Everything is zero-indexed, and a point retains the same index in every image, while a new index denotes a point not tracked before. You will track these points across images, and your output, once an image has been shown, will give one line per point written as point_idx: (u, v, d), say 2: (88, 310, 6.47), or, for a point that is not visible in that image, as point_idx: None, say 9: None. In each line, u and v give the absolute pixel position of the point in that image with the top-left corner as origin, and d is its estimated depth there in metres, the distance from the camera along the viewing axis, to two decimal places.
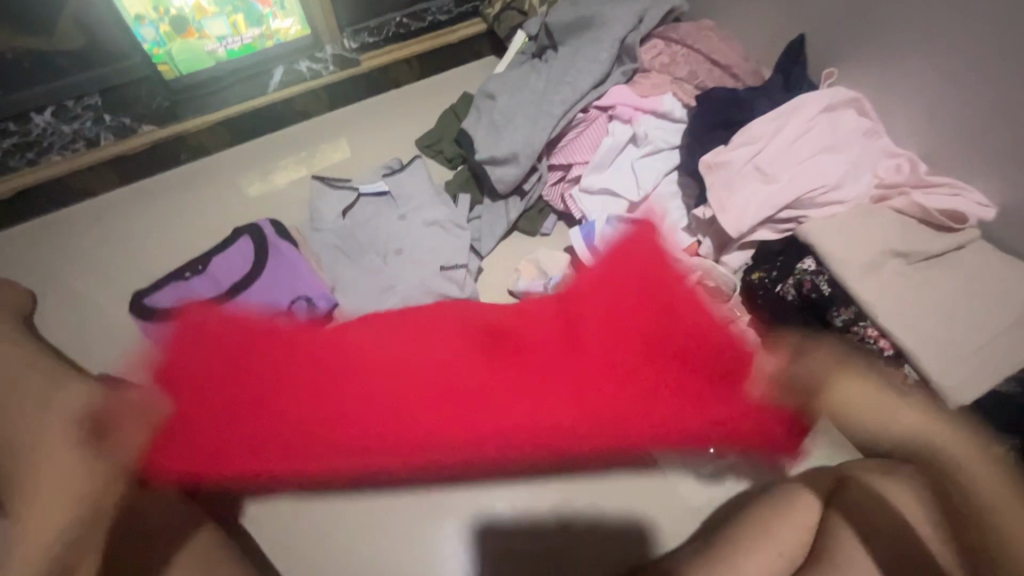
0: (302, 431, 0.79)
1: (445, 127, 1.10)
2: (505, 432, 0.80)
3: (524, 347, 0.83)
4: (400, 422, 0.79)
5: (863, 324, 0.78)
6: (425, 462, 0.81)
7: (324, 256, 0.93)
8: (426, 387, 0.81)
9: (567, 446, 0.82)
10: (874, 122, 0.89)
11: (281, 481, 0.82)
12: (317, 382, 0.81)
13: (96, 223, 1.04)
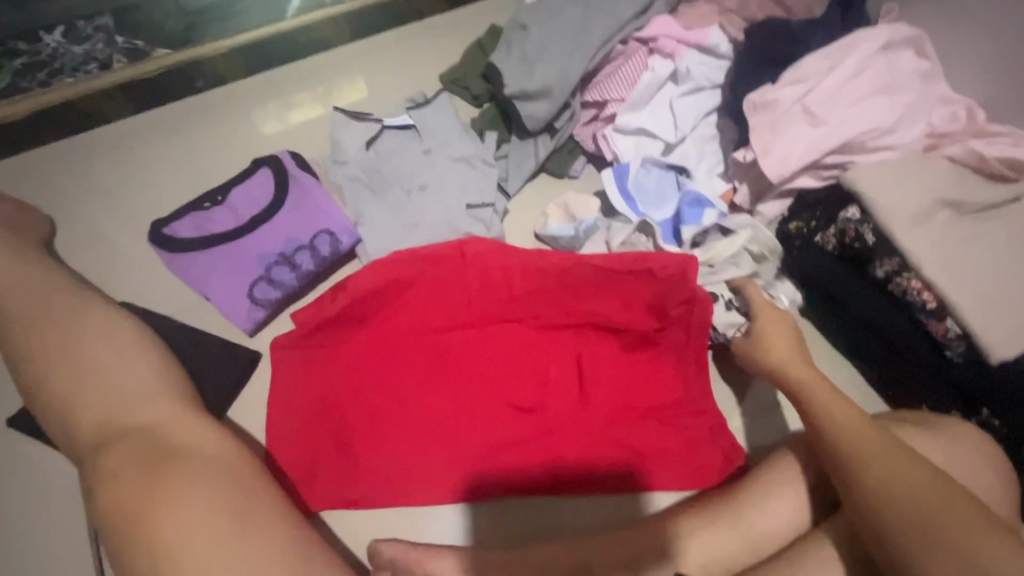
0: (327, 384, 0.78)
1: (472, 61, 1.05)
2: (540, 408, 0.78)
3: (545, 308, 0.82)
4: (425, 374, 0.79)
5: (907, 276, 0.75)
6: (440, 421, 0.78)
7: (346, 189, 0.89)
8: (450, 342, 0.81)
9: (604, 428, 0.77)
10: (933, 64, 0.83)
11: (285, 440, 0.76)
12: (352, 351, 0.80)
13: (108, 151, 1.00)
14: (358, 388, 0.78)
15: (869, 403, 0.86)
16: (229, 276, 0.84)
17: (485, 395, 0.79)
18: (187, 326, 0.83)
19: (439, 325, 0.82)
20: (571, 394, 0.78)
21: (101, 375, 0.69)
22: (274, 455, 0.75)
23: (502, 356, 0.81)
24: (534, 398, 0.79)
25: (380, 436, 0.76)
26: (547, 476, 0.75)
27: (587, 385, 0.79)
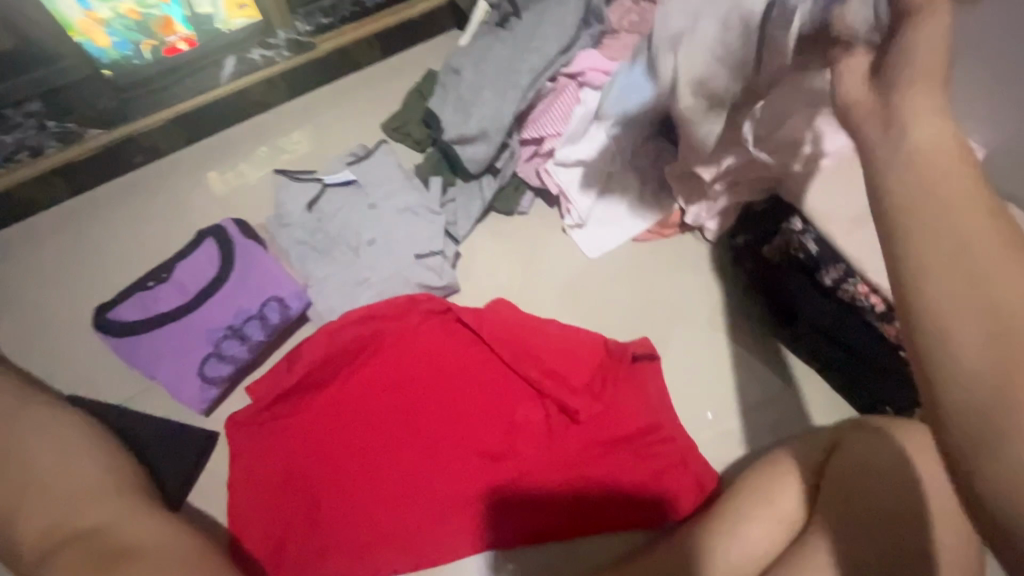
0: (283, 459, 0.76)
1: (411, 107, 1.05)
2: (508, 452, 0.77)
3: (496, 351, 0.82)
4: (383, 433, 0.78)
5: (853, 281, 0.74)
6: (404, 480, 0.75)
7: (292, 252, 0.88)
8: (405, 393, 0.80)
9: (576, 464, 0.76)
10: None
11: (253, 517, 0.73)
12: (311, 421, 0.78)
13: (47, 237, 0.98)
14: (320, 456, 0.77)
15: (833, 404, 0.87)
16: (177, 356, 0.82)
17: (452, 445, 0.77)
18: (140, 412, 0.82)
19: (398, 382, 0.81)
20: (534, 436, 0.78)
21: (53, 479, 0.67)
22: (240, 539, 0.73)
23: (465, 404, 0.80)
24: (502, 443, 0.77)
25: (347, 504, 0.74)
26: (524, 522, 0.73)
27: (554, 422, 0.78)
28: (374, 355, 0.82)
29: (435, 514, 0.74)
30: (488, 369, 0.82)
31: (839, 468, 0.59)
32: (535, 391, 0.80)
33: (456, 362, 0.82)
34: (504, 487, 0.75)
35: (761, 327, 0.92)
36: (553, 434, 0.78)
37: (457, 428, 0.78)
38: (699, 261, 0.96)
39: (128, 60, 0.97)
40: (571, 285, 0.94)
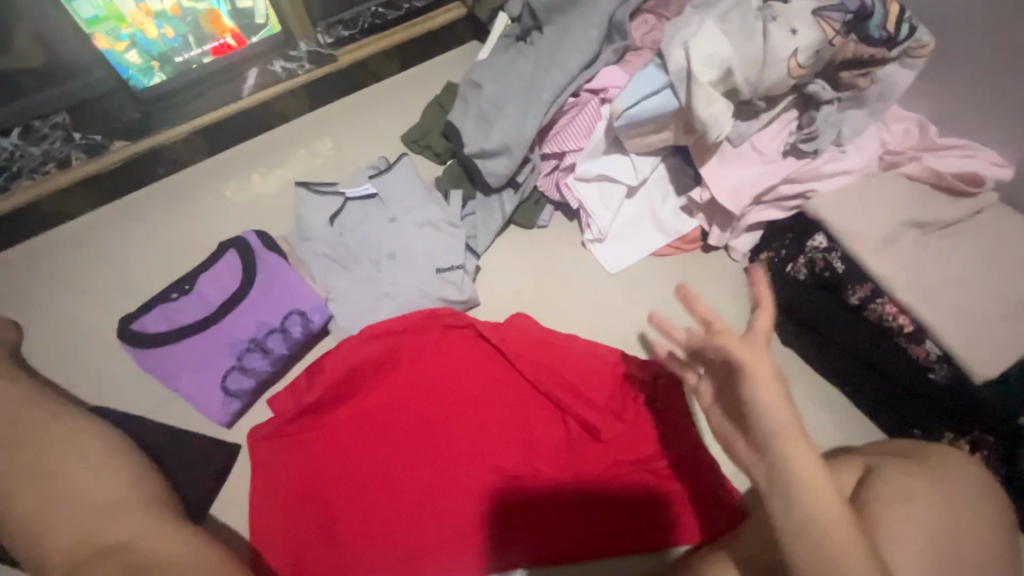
0: (304, 475, 0.76)
1: (431, 120, 1.05)
2: (529, 470, 0.76)
3: (517, 367, 0.82)
4: (403, 449, 0.78)
5: (881, 301, 0.74)
6: (424, 498, 0.75)
7: (314, 265, 0.89)
8: (425, 409, 0.80)
9: (597, 483, 0.75)
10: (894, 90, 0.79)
11: (276, 536, 0.74)
12: (332, 437, 0.79)
13: (73, 246, 1.00)
14: (342, 473, 0.77)
15: (857, 423, 0.85)
16: (200, 369, 0.83)
17: (473, 463, 0.77)
18: (160, 422, 0.82)
19: (418, 398, 0.81)
20: (555, 456, 0.77)
21: (80, 490, 0.68)
22: (260, 553, 0.73)
23: (486, 421, 0.80)
24: (524, 461, 0.77)
25: (368, 522, 0.74)
26: (545, 540, 0.73)
27: (575, 441, 0.78)
28: (396, 370, 0.82)
29: (457, 532, 0.73)
30: (509, 385, 0.82)
31: (868, 502, 0.61)
32: (556, 408, 0.80)
33: (477, 378, 0.82)
34: (524, 505, 0.75)
35: (783, 343, 0.91)
36: (574, 452, 0.77)
37: (477, 444, 0.78)
38: (720, 277, 0.95)
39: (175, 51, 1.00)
40: (591, 300, 0.93)
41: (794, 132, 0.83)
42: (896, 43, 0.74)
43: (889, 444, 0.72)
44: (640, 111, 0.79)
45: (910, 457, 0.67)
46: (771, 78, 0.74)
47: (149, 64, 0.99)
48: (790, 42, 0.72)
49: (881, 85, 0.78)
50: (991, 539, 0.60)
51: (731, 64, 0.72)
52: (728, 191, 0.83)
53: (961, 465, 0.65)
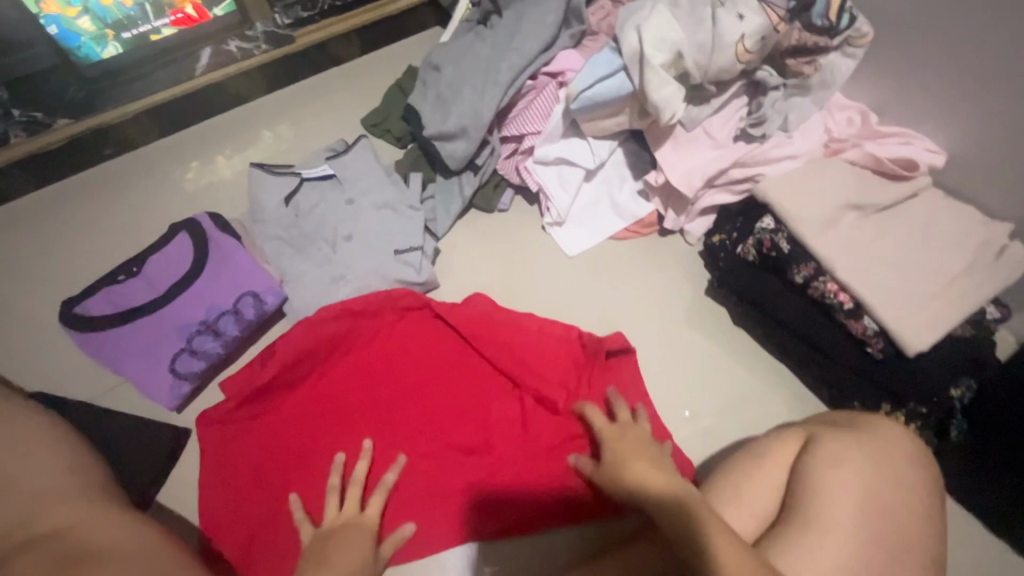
0: (259, 458, 0.75)
1: (390, 103, 1.04)
2: (488, 447, 0.77)
3: (477, 347, 0.82)
4: (361, 429, 0.78)
5: (823, 279, 0.77)
6: (382, 478, 0.75)
7: (268, 247, 0.87)
8: (383, 389, 0.80)
9: (554, 456, 0.76)
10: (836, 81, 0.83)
11: (229, 521, 0.72)
12: (287, 418, 0.77)
13: (11, 229, 0.96)
14: (297, 452, 0.76)
15: (804, 400, 0.89)
16: (148, 352, 0.81)
17: (430, 438, 0.77)
18: (106, 408, 0.80)
19: (375, 376, 0.81)
20: (514, 433, 0.78)
21: (10, 477, 0.64)
22: (212, 538, 0.72)
23: (443, 398, 0.80)
24: (482, 435, 0.78)
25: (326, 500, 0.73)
26: (502, 511, 0.73)
27: (532, 416, 0.78)
28: (353, 350, 0.82)
29: (415, 506, 0.74)
30: (469, 364, 0.82)
31: (805, 471, 0.65)
32: (515, 386, 0.80)
33: (437, 358, 0.82)
34: (483, 482, 0.75)
35: (734, 325, 0.94)
36: (532, 430, 0.78)
37: (436, 423, 0.78)
38: (675, 260, 0.98)
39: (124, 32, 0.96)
40: (550, 283, 0.94)
41: (744, 117, 0.85)
42: (837, 34, 0.78)
43: (829, 415, 0.75)
44: (595, 95, 0.80)
45: (849, 426, 0.70)
46: (719, 63, 0.76)
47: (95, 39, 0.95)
48: (737, 28, 0.74)
49: (824, 73, 0.82)
50: (920, 506, 0.64)
51: (681, 48, 0.74)
52: (681, 173, 0.85)
53: (896, 435, 0.68)
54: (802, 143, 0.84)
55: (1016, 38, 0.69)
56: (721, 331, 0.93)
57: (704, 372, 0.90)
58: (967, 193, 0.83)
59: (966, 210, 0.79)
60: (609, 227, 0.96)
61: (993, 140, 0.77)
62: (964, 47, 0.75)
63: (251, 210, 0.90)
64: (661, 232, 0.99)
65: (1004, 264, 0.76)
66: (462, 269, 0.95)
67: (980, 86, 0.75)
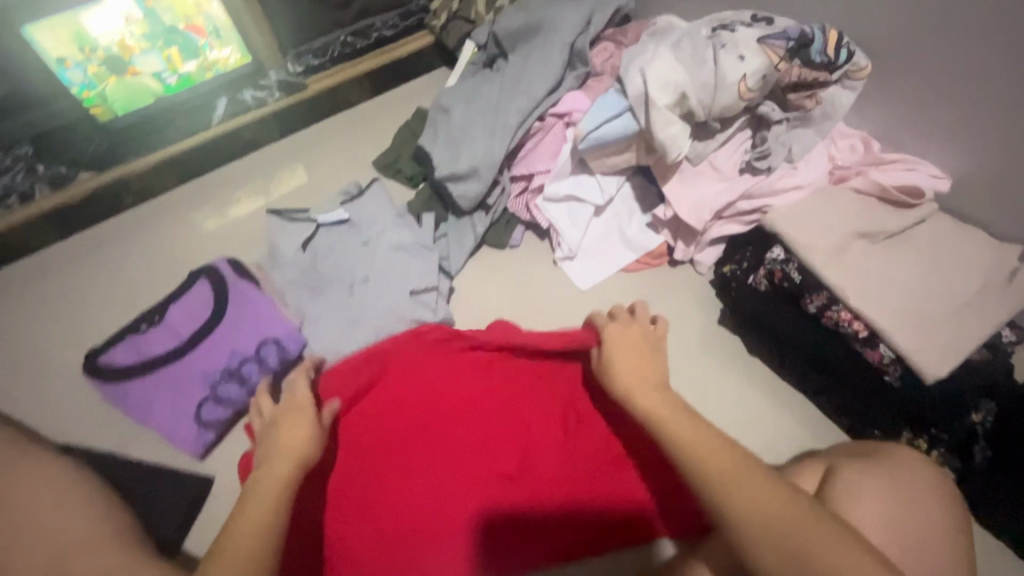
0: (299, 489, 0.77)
1: (401, 144, 1.07)
2: (523, 476, 0.77)
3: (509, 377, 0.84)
4: (395, 464, 0.78)
5: (836, 308, 0.78)
6: (418, 513, 0.75)
7: (287, 292, 0.89)
8: (416, 423, 0.81)
9: (595, 484, 0.77)
10: (838, 113, 0.84)
11: None
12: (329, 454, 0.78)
13: (35, 279, 0.98)
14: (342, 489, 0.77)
15: (824, 427, 0.89)
16: (173, 399, 0.82)
17: (474, 472, 0.78)
18: (132, 458, 0.81)
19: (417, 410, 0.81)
20: (550, 464, 0.78)
21: (43, 532, 0.66)
22: None
23: (486, 430, 0.81)
24: (517, 464, 0.78)
25: (371, 537, 0.74)
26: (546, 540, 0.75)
27: (567, 445, 0.79)
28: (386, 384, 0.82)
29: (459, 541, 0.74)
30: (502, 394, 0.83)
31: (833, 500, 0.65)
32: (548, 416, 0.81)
33: (468, 390, 0.83)
34: (521, 513, 0.75)
35: (749, 352, 0.94)
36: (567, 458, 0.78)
37: (470, 456, 0.79)
38: (686, 289, 0.99)
39: (138, 89, 0.99)
40: (564, 316, 0.95)
41: (749, 150, 0.87)
42: (835, 68, 0.80)
43: (864, 442, 0.76)
44: (603, 134, 0.82)
45: (881, 453, 0.70)
46: (723, 101, 0.77)
47: (106, 98, 0.97)
48: (739, 67, 0.76)
49: (826, 105, 0.84)
50: (947, 535, 0.63)
51: (685, 88, 0.76)
52: (687, 207, 0.87)
53: (911, 459, 0.69)
54: (808, 173, 0.85)
55: (1015, 65, 0.71)
56: (736, 359, 0.94)
57: (721, 401, 0.90)
58: (974, 216, 0.84)
59: (975, 234, 0.80)
60: (621, 258, 0.97)
61: (997, 165, 0.79)
62: (967, 75, 0.76)
63: (271, 255, 0.92)
64: (670, 261, 1.01)
65: (1017, 286, 0.76)
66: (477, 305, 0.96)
67: (982, 113, 0.77)
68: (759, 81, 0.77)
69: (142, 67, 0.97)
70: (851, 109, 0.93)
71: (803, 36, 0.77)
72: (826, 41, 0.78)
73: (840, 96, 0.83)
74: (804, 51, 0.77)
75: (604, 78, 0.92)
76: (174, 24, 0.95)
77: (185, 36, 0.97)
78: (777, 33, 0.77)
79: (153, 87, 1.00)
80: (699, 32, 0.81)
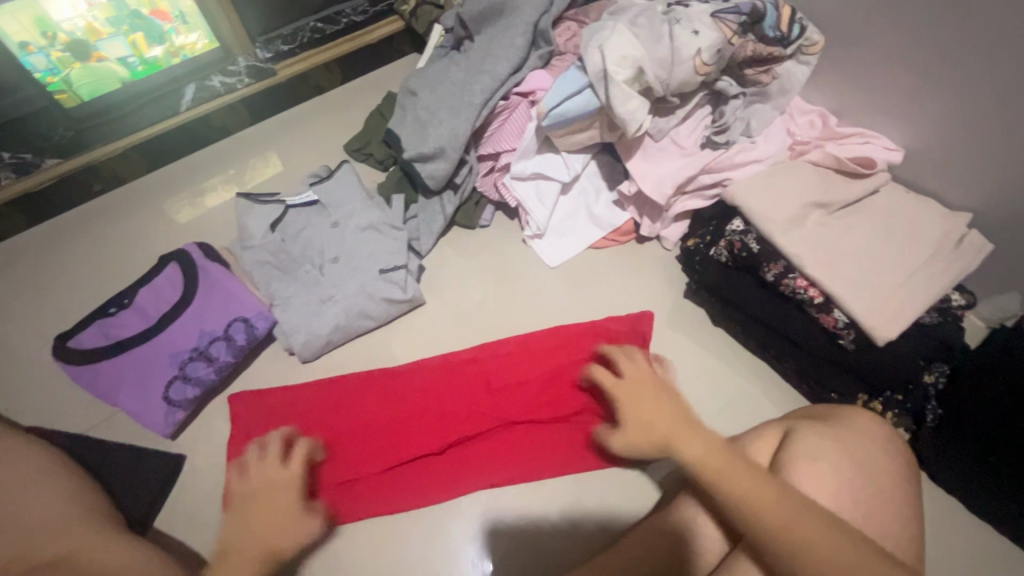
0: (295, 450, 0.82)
1: (371, 128, 1.08)
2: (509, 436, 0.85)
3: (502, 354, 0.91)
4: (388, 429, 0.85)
5: (793, 276, 0.80)
6: (411, 471, 0.83)
7: (256, 273, 0.90)
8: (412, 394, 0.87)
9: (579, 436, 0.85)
10: (794, 88, 0.87)
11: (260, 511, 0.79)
12: (337, 399, 0.87)
13: (4, 270, 0.98)
14: (341, 425, 0.85)
15: (786, 394, 0.92)
16: (143, 380, 0.83)
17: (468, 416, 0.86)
18: (103, 439, 0.83)
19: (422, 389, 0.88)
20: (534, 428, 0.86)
21: (11, 507, 0.65)
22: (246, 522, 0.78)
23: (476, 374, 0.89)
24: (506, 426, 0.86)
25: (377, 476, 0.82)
26: (534, 469, 0.83)
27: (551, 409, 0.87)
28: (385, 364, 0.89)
29: (452, 468, 0.83)
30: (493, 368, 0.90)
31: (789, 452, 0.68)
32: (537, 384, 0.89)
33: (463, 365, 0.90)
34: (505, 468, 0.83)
35: (716, 325, 0.97)
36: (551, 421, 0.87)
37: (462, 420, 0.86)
38: (653, 265, 1.01)
39: (103, 75, 0.99)
40: (533, 293, 0.98)
41: (708, 126, 0.89)
42: (789, 43, 0.83)
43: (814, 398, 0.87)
44: (564, 111, 0.84)
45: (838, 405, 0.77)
46: (680, 75, 0.80)
47: (70, 82, 0.97)
48: (694, 42, 0.78)
49: (782, 80, 0.87)
50: (898, 503, 0.65)
51: (642, 64, 0.78)
52: (649, 182, 0.88)
53: (872, 428, 0.70)
54: (766, 147, 0.88)
55: (962, 34, 0.73)
56: (702, 331, 0.96)
57: (689, 372, 0.93)
58: (925, 186, 0.88)
59: (925, 204, 0.83)
60: (588, 235, 1.00)
61: (944, 136, 0.81)
62: (919, 47, 0.78)
63: (240, 237, 0.92)
64: (639, 238, 1.03)
65: (965, 251, 0.79)
66: (449, 284, 0.98)
67: (929, 86, 0.80)
68: (713, 54, 0.79)
69: (109, 53, 0.97)
70: (809, 86, 0.96)
71: (757, 9, 0.79)
72: (780, 17, 0.80)
73: (795, 69, 0.86)
74: (756, 26, 0.80)
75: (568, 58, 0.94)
76: (138, 8, 0.95)
77: (151, 21, 0.97)
78: (733, 7, 0.79)
79: (120, 73, 1.00)
80: (657, 7, 0.82)
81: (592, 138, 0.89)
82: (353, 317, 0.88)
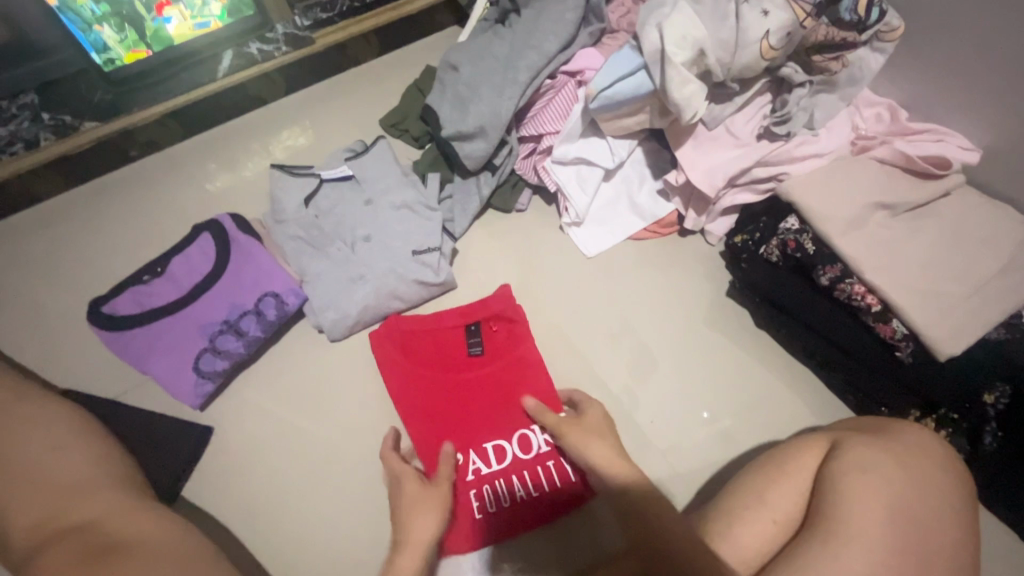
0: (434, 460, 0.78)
1: (409, 104, 1.05)
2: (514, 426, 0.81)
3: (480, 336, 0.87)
4: (317, 425, 0.84)
5: (850, 281, 0.75)
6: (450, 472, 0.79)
7: (288, 248, 0.89)
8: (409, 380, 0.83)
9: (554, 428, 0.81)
10: (864, 79, 0.81)
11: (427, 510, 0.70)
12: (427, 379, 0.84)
13: (39, 230, 0.99)
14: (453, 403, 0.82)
15: (829, 401, 0.87)
16: (174, 350, 0.83)
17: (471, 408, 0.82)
18: (133, 405, 0.84)
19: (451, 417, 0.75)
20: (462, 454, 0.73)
21: (43, 465, 0.65)
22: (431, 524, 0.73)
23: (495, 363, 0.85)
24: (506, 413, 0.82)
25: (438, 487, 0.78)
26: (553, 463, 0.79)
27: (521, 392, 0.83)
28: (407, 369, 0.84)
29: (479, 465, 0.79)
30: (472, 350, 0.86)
31: (832, 466, 0.64)
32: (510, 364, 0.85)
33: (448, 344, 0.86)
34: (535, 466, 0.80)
35: (757, 327, 0.92)
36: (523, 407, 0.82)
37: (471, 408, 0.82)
38: (694, 261, 0.97)
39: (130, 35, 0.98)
40: (567, 282, 0.95)
41: (767, 115, 0.84)
42: (866, 30, 0.76)
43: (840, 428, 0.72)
44: (615, 93, 0.79)
45: (816, 437, 0.71)
46: (744, 60, 0.74)
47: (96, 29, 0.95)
48: (762, 24, 0.73)
49: (852, 69, 0.80)
50: (954, 524, 0.61)
51: (704, 45, 0.73)
52: (697, 176, 0.84)
53: (932, 447, 0.66)
54: (826, 139, 0.82)
55: None
56: (743, 329, 0.92)
57: (727, 372, 0.89)
58: (999, 191, 0.81)
59: (1001, 211, 0.77)
60: (628, 226, 0.96)
61: None
62: (1009, 43, 0.71)
63: (275, 209, 0.91)
64: (680, 231, 0.99)
65: None
66: (484, 266, 0.96)
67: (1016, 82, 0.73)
68: (781, 35, 0.74)
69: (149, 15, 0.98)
70: (879, 77, 0.89)
71: None
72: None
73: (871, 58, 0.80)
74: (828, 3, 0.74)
75: (620, 35, 0.90)
76: None
77: None
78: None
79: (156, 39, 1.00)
80: None
81: (638, 122, 0.84)
82: (384, 298, 0.86)
